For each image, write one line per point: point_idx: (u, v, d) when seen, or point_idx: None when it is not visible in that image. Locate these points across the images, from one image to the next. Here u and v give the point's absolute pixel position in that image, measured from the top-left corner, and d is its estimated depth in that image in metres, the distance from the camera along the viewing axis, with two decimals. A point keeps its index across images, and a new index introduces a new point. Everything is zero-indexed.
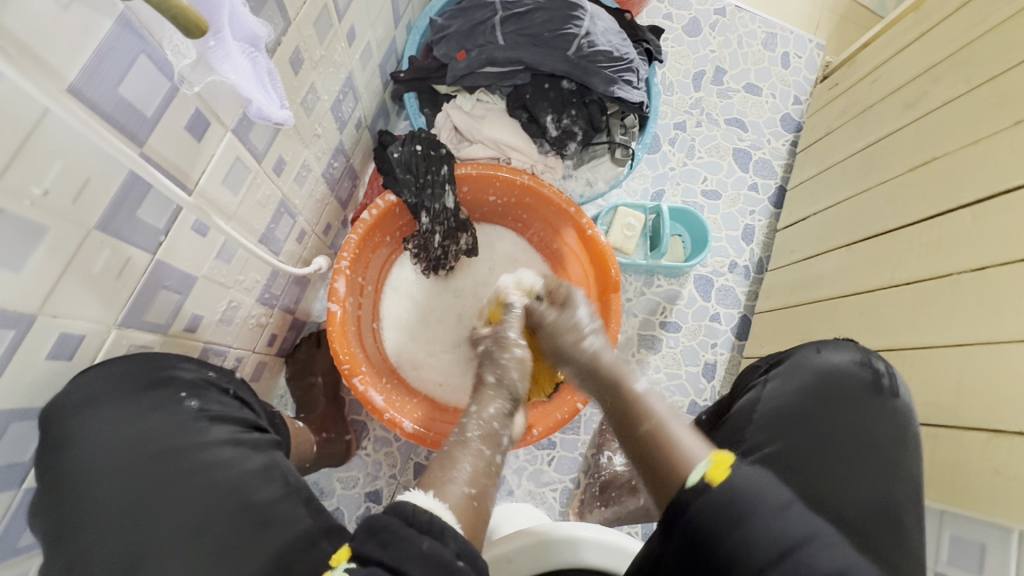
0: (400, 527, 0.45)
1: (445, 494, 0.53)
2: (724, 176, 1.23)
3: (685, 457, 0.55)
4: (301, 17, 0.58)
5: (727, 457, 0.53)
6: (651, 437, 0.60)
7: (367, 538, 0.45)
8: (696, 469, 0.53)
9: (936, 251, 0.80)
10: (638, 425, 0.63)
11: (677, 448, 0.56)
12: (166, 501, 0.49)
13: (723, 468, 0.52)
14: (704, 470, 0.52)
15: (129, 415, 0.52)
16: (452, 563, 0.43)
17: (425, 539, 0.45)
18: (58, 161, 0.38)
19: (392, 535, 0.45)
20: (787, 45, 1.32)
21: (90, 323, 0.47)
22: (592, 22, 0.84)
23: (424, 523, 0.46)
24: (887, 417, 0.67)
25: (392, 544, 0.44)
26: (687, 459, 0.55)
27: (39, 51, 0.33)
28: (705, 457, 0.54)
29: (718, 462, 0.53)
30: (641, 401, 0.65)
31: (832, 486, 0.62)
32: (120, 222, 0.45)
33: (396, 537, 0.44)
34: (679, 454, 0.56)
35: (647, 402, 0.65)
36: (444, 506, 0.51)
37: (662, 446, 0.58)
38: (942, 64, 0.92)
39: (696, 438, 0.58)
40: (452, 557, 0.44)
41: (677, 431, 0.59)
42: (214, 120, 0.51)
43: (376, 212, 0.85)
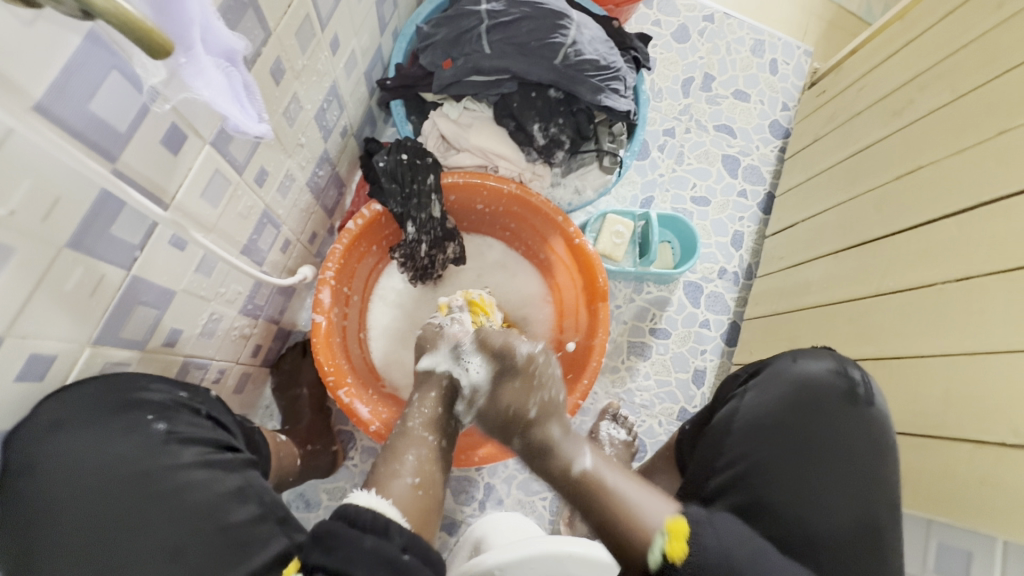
0: (340, 529, 0.48)
1: (388, 489, 0.60)
2: (713, 182, 1.23)
3: (638, 520, 0.59)
4: (282, 28, 0.57)
5: (683, 526, 0.58)
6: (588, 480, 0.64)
7: (322, 547, 0.47)
8: (656, 543, 0.58)
9: (922, 260, 0.81)
10: (570, 469, 0.65)
11: (630, 514, 0.60)
12: (136, 526, 0.49)
13: (682, 533, 0.58)
14: (663, 543, 0.58)
15: (98, 439, 0.51)
16: (396, 558, 0.47)
17: (369, 537, 0.48)
18: (25, 181, 0.37)
19: (346, 539, 0.47)
20: (775, 52, 1.33)
21: (63, 342, 0.46)
22: (579, 30, 0.84)
23: (367, 522, 0.50)
24: (862, 426, 0.68)
25: (342, 548, 0.47)
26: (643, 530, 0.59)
27: (2, 69, 0.32)
28: (661, 528, 0.59)
29: (674, 532, 0.58)
30: (553, 452, 0.67)
31: (803, 493, 0.65)
32: (93, 240, 0.44)
33: (347, 541, 0.47)
34: (630, 517, 0.60)
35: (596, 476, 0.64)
36: (388, 504, 0.56)
37: (609, 502, 0.62)
38: (927, 72, 0.92)
39: (654, 497, 0.62)
40: (397, 552, 0.48)
41: (623, 486, 0.63)
42: (191, 133, 0.50)
43: (361, 222, 0.84)
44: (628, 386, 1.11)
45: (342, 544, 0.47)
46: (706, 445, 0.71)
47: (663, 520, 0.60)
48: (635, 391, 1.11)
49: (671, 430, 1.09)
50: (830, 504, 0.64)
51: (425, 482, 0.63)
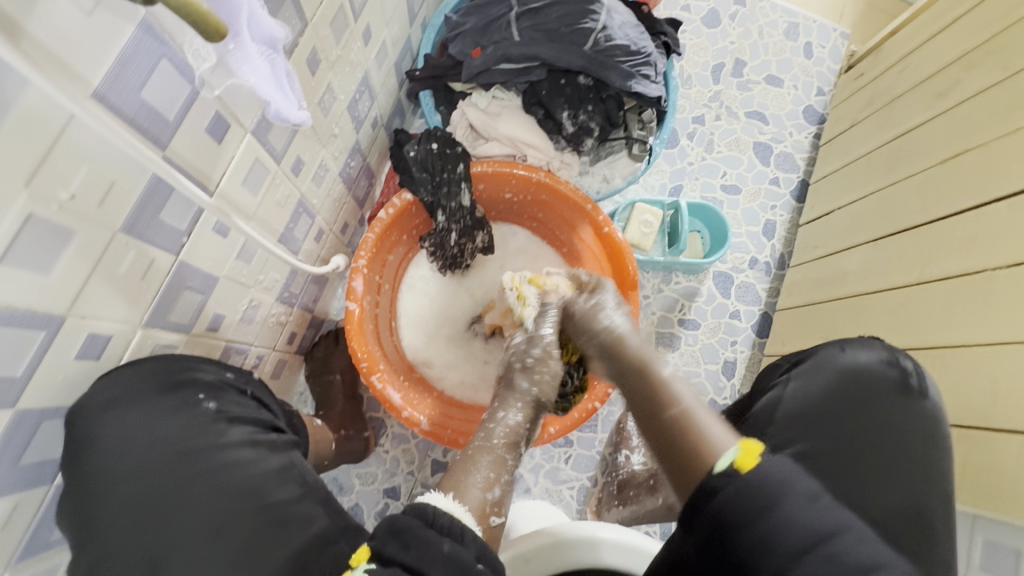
0: (421, 530, 0.49)
1: (465, 497, 0.59)
2: (744, 170, 1.21)
3: (712, 446, 0.53)
4: (318, 18, 0.58)
5: (756, 446, 0.51)
6: (683, 422, 0.57)
7: (398, 542, 0.48)
8: (725, 455, 0.52)
9: (968, 246, 0.78)
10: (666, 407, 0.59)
11: (699, 433, 0.55)
12: (188, 501, 0.51)
13: (754, 456, 0.51)
14: (733, 458, 0.51)
15: (151, 416, 0.53)
16: (472, 566, 0.48)
17: (447, 541, 0.49)
18: (84, 166, 0.38)
19: (423, 539, 0.48)
20: (810, 35, 1.29)
21: (117, 323, 0.48)
22: (609, 15, 0.83)
23: (444, 525, 0.51)
24: (916, 419, 0.66)
25: (419, 548, 0.48)
26: (712, 450, 0.53)
27: (63, 58, 0.33)
28: (733, 445, 0.52)
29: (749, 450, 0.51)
30: (667, 385, 0.61)
31: (858, 491, 0.62)
32: (144, 225, 0.46)
33: (424, 542, 0.48)
34: (708, 443, 0.54)
35: (648, 356, 0.65)
36: (465, 510, 0.57)
37: (688, 430, 0.56)
38: (974, 51, 0.89)
39: (724, 427, 0.56)
40: (473, 559, 0.48)
41: (705, 419, 0.57)
42: (234, 122, 0.51)
43: (392, 210, 0.86)
44: None
45: (421, 544, 0.48)
46: (745, 434, 0.70)
47: (734, 442, 0.53)
48: None
49: None
50: (878, 486, 0.63)
51: (498, 502, 0.61)
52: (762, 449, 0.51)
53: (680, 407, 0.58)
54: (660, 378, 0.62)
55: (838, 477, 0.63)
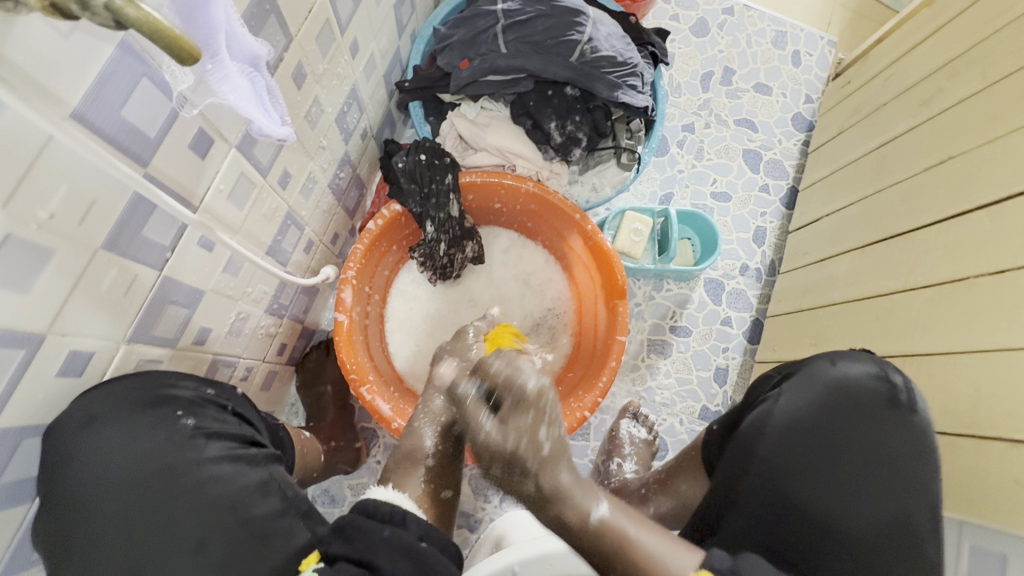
0: (363, 523, 0.52)
1: (407, 485, 0.68)
2: (734, 177, 1.21)
3: (670, 569, 0.57)
4: (303, 34, 0.58)
5: None
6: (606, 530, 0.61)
7: (342, 538, 0.52)
8: None
9: (952, 253, 0.78)
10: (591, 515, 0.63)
11: (659, 567, 0.57)
12: (167, 519, 0.52)
13: None
14: None
15: (130, 435, 0.53)
16: (414, 545, 0.51)
17: (386, 528, 0.52)
18: (63, 185, 0.38)
19: (366, 531, 0.51)
20: (797, 43, 1.30)
21: (100, 340, 0.49)
22: (595, 27, 0.84)
23: (386, 515, 0.54)
24: (901, 430, 0.67)
25: (362, 539, 0.51)
26: (672, 569, 0.57)
27: (39, 79, 0.34)
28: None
29: None
30: (562, 491, 0.64)
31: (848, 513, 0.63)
32: (126, 241, 0.46)
33: (367, 532, 0.51)
34: (660, 568, 0.57)
35: (613, 523, 0.62)
36: (404, 497, 0.60)
37: (637, 555, 0.59)
38: (956, 60, 0.90)
39: (678, 557, 0.59)
40: (414, 540, 0.51)
41: (650, 543, 0.60)
42: (218, 137, 0.51)
43: (381, 222, 0.86)
44: (648, 385, 1.10)
45: (361, 536, 0.51)
46: (735, 447, 0.70)
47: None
48: (656, 389, 1.10)
49: (693, 429, 1.08)
50: (864, 509, 0.64)
51: (436, 478, 0.71)
52: None
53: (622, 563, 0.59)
54: (600, 525, 0.62)
55: (808, 479, 0.65)
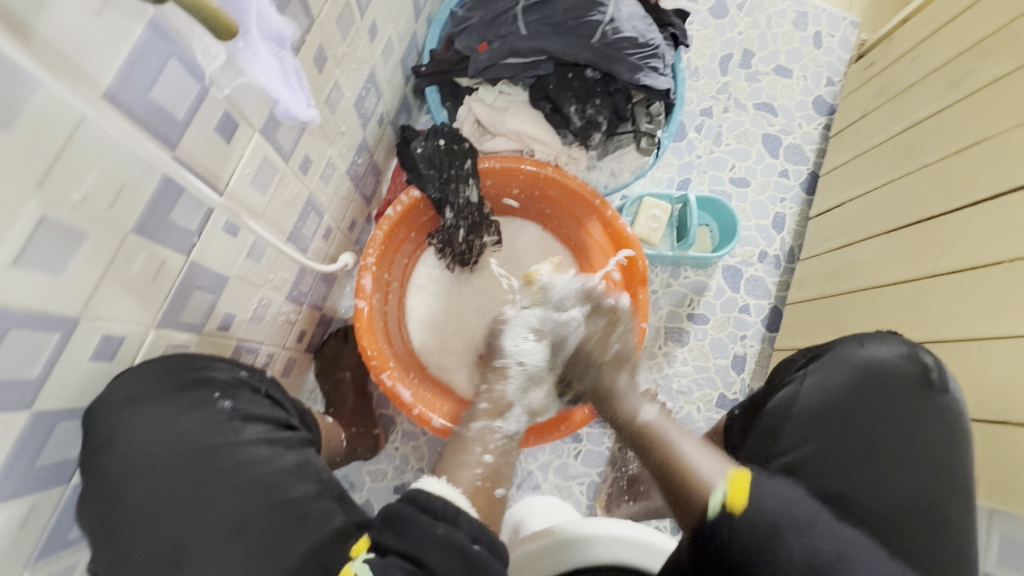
0: (414, 515, 0.51)
1: (459, 479, 0.61)
2: (753, 162, 1.20)
3: (700, 477, 0.57)
4: (325, 15, 0.57)
5: (744, 479, 0.55)
6: (649, 430, 0.67)
7: (393, 531, 0.50)
8: (717, 489, 0.55)
9: (982, 238, 0.77)
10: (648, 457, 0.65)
11: (692, 470, 0.58)
12: (207, 500, 0.51)
13: (742, 485, 0.54)
14: (725, 492, 0.55)
15: (168, 416, 0.53)
16: (467, 548, 0.48)
17: (441, 524, 0.50)
18: (94, 167, 0.38)
19: (420, 525, 0.50)
20: (819, 24, 1.27)
21: (130, 324, 0.49)
22: (616, 7, 0.82)
23: (439, 510, 0.52)
24: (938, 412, 0.65)
25: (415, 534, 0.49)
26: (702, 484, 0.57)
27: (72, 56, 0.33)
28: (721, 479, 0.56)
29: (733, 480, 0.55)
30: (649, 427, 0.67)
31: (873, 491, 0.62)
32: (155, 225, 0.46)
33: (421, 528, 0.49)
34: (697, 472, 0.58)
35: (655, 428, 0.67)
36: (458, 492, 0.57)
37: (678, 464, 0.60)
38: (986, 40, 0.87)
39: (715, 461, 0.59)
40: (467, 541, 0.49)
41: (690, 451, 0.61)
42: (242, 120, 0.51)
43: (400, 208, 0.85)
44: (665, 372, 1.09)
45: (414, 530, 0.49)
46: (761, 430, 0.70)
47: (722, 474, 0.57)
48: (673, 377, 1.09)
49: (710, 416, 1.08)
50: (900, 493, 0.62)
51: (489, 477, 0.63)
52: (749, 481, 0.55)
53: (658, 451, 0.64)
54: (643, 424, 0.68)
55: (845, 466, 0.64)
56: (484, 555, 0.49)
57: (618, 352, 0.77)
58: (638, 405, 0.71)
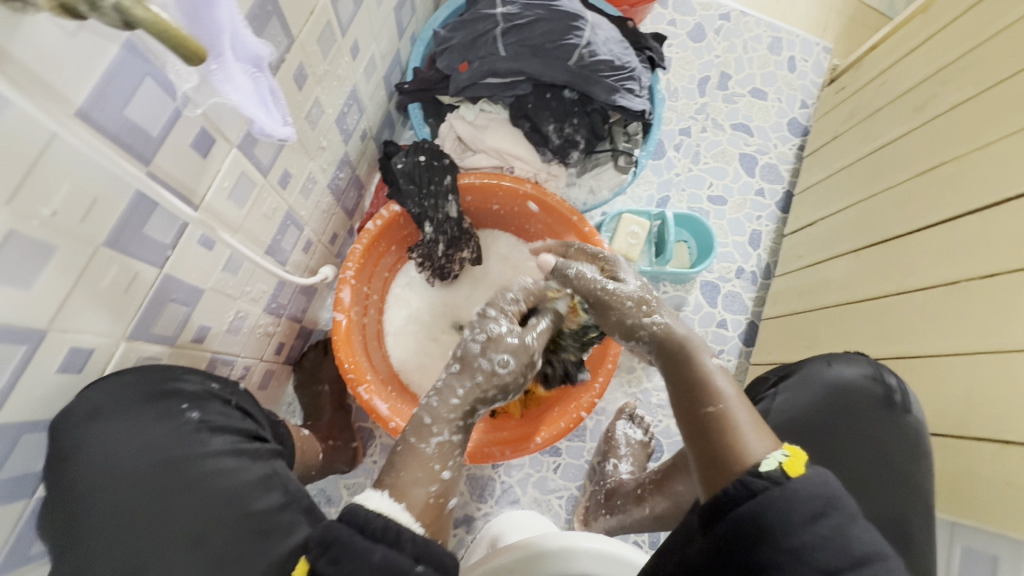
0: (351, 538, 0.48)
1: (408, 495, 0.55)
2: (730, 181, 1.23)
3: (748, 449, 0.53)
4: (305, 34, 0.59)
5: (797, 459, 0.50)
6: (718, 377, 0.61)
7: (328, 556, 0.47)
8: (770, 458, 0.51)
9: (944, 257, 0.79)
10: (703, 404, 0.58)
11: (740, 443, 0.53)
12: (171, 511, 0.52)
13: (796, 466, 0.49)
14: (778, 464, 0.50)
15: (136, 427, 0.53)
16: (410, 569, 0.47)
17: (379, 549, 0.48)
18: (66, 182, 0.39)
19: (358, 550, 0.47)
20: (793, 49, 1.32)
21: (100, 337, 0.49)
22: (593, 31, 0.85)
23: (383, 531, 0.49)
24: (899, 434, 0.67)
25: (350, 559, 0.47)
26: (751, 450, 0.52)
27: (45, 77, 0.34)
28: (778, 450, 0.52)
29: (794, 457, 0.50)
30: (708, 379, 0.60)
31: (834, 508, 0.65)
32: (128, 238, 0.47)
33: (357, 554, 0.47)
34: (743, 442, 0.53)
35: (714, 379, 0.60)
36: (402, 508, 0.54)
37: (727, 432, 0.55)
38: (948, 67, 0.91)
39: (761, 437, 0.54)
40: (410, 563, 0.48)
41: (742, 420, 0.56)
42: (219, 136, 0.52)
43: (380, 222, 0.87)
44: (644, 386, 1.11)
45: (349, 554, 0.47)
46: None
47: (772, 451, 0.52)
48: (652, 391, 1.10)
49: None
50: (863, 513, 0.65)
51: (445, 491, 0.58)
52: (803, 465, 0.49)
53: (720, 406, 0.57)
54: (705, 371, 0.61)
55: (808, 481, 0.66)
56: None
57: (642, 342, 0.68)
58: (701, 347, 0.64)
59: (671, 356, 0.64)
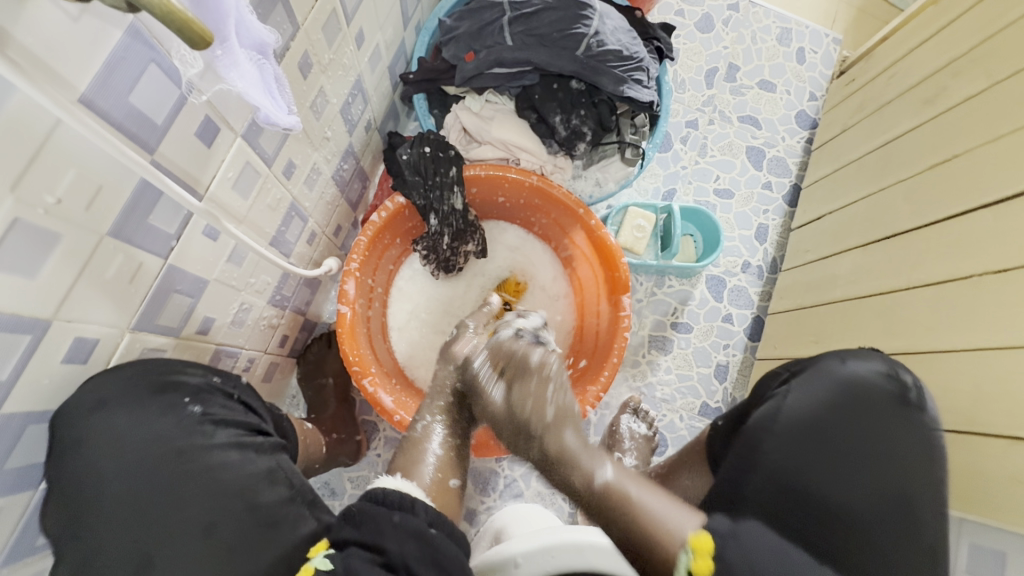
0: (372, 508, 0.52)
1: (414, 474, 0.66)
2: (737, 174, 1.21)
3: (667, 532, 0.55)
4: (310, 22, 0.58)
5: (706, 539, 0.53)
6: (610, 492, 0.61)
7: (351, 523, 0.52)
8: (681, 560, 0.52)
9: (956, 252, 0.78)
10: (592, 483, 0.63)
11: (652, 523, 0.56)
12: (176, 504, 0.52)
13: (706, 546, 0.52)
14: (690, 557, 0.52)
15: (139, 419, 0.53)
16: (424, 531, 0.50)
17: (398, 513, 0.51)
18: (70, 170, 0.38)
19: (377, 516, 0.51)
20: (802, 41, 1.30)
21: (105, 327, 0.48)
22: (601, 21, 0.83)
23: (397, 501, 0.53)
24: (915, 429, 0.67)
25: (372, 523, 0.50)
26: (669, 540, 0.54)
27: (48, 62, 0.33)
28: (685, 543, 0.53)
29: (699, 546, 0.52)
30: (609, 486, 0.62)
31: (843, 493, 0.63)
32: (132, 228, 0.46)
33: (377, 517, 0.51)
34: (655, 523, 0.56)
35: (619, 485, 0.62)
36: (413, 485, 0.61)
37: (637, 522, 0.57)
38: (961, 59, 0.90)
39: (674, 509, 0.57)
40: (424, 526, 0.50)
41: (650, 501, 0.59)
42: (223, 125, 0.51)
43: (385, 214, 0.86)
44: (648, 380, 1.10)
45: (369, 520, 0.51)
46: (741, 441, 0.70)
47: (686, 531, 0.54)
48: (656, 385, 1.10)
49: (693, 425, 1.08)
50: (875, 507, 0.63)
51: (444, 468, 0.69)
52: (712, 542, 0.52)
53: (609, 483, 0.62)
54: (605, 485, 0.62)
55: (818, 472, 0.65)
56: (440, 539, 0.50)
57: (556, 411, 0.73)
58: (585, 457, 0.66)
59: (560, 469, 0.67)
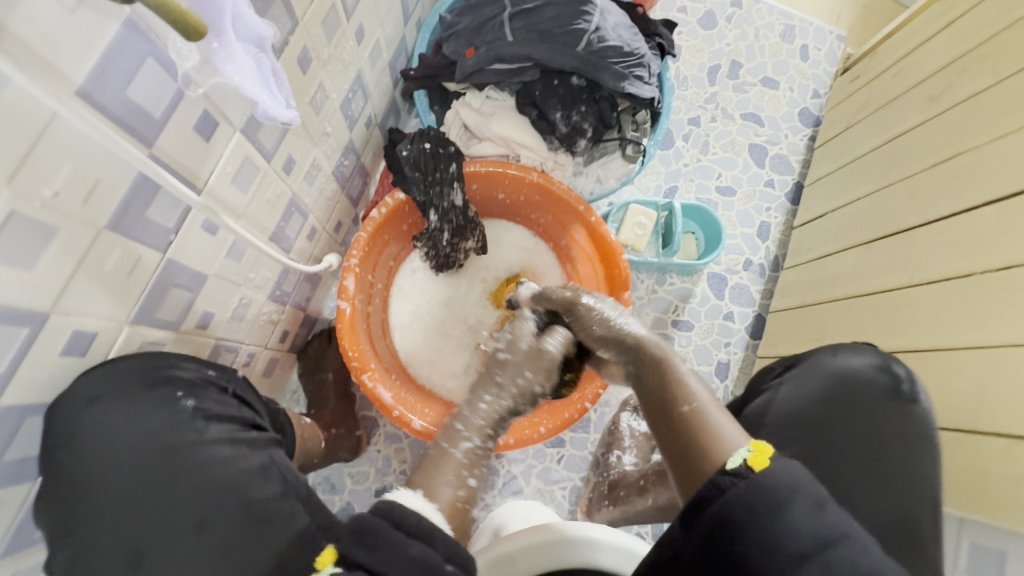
0: (386, 531, 0.48)
1: (436, 495, 0.57)
2: (739, 172, 1.21)
3: (721, 444, 0.51)
4: (309, 17, 0.58)
5: (768, 447, 0.48)
6: (679, 385, 0.59)
7: (361, 542, 0.48)
8: (736, 453, 0.49)
9: (959, 250, 0.78)
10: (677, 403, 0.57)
11: (709, 430, 0.53)
12: (168, 500, 0.52)
13: (764, 456, 0.47)
14: (745, 457, 0.48)
15: (132, 414, 0.53)
16: (441, 568, 0.47)
17: (414, 544, 0.48)
18: (68, 163, 0.38)
19: (389, 540, 0.48)
20: (806, 38, 1.29)
21: (103, 321, 0.49)
22: (602, 17, 0.83)
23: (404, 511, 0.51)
24: (910, 426, 0.66)
25: (385, 549, 0.47)
26: (724, 446, 0.50)
27: (44, 55, 0.33)
28: (746, 444, 0.50)
29: (759, 448, 0.48)
30: (680, 382, 0.59)
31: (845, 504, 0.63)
32: (130, 222, 0.46)
33: (390, 542, 0.48)
34: (715, 439, 0.52)
35: (684, 384, 0.59)
36: (434, 508, 0.54)
37: (698, 429, 0.53)
38: (966, 55, 0.89)
39: (736, 427, 0.53)
40: (441, 561, 0.48)
41: (716, 415, 0.54)
42: (222, 120, 0.51)
43: (385, 210, 0.86)
44: None
45: (386, 545, 0.47)
46: None
47: (745, 442, 0.50)
48: None
49: None
50: (864, 506, 0.63)
51: (471, 496, 0.60)
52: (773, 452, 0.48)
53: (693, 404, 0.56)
54: (675, 372, 0.60)
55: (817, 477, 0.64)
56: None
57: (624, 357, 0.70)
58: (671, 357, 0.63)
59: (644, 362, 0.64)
